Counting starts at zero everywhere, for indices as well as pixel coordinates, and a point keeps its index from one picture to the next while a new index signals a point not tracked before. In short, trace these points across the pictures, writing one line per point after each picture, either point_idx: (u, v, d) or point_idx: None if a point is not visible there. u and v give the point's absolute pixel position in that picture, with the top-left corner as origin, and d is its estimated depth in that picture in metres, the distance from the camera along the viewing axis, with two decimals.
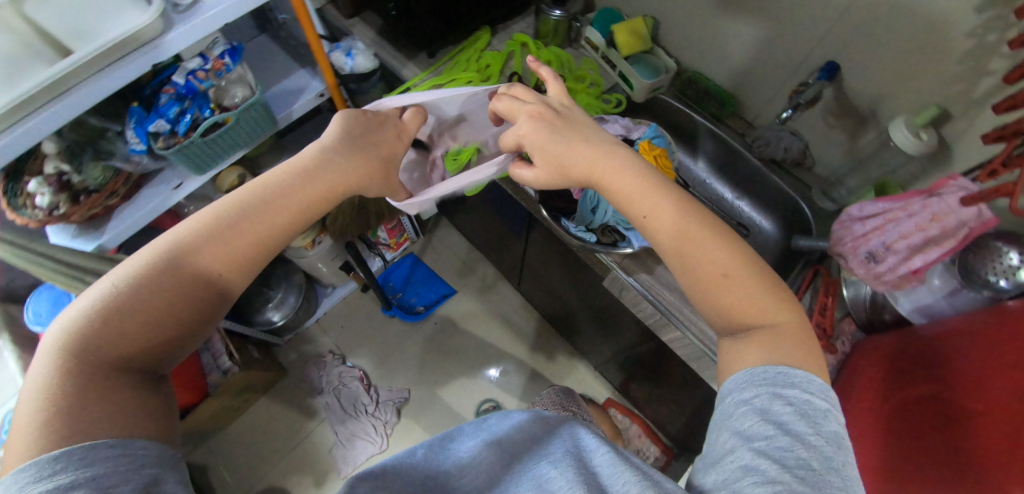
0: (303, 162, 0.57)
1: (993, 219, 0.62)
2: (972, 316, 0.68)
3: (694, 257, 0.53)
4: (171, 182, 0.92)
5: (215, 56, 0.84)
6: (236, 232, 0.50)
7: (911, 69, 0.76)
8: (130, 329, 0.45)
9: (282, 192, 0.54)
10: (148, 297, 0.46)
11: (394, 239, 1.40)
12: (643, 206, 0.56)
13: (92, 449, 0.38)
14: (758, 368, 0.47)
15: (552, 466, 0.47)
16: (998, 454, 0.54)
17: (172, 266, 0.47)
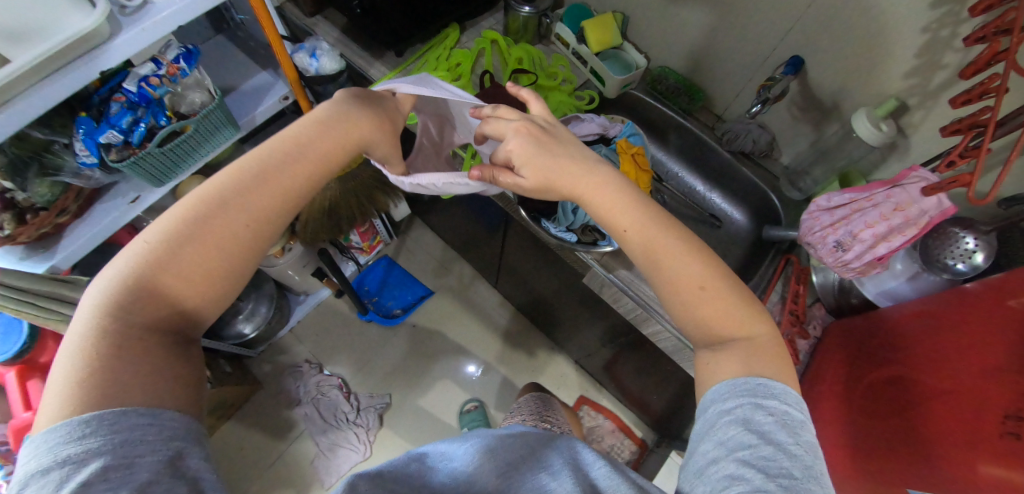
0: (302, 130, 0.56)
1: (952, 208, 0.65)
2: (933, 298, 0.71)
3: (676, 264, 0.54)
4: (126, 195, 0.87)
5: (169, 61, 0.80)
6: (258, 189, 0.51)
7: (871, 63, 0.79)
8: (162, 287, 0.47)
9: (284, 161, 0.53)
10: (164, 272, 0.47)
11: (367, 243, 1.37)
12: (625, 219, 0.57)
13: (122, 416, 0.40)
14: (739, 379, 0.48)
15: (552, 477, 0.49)
16: (960, 423, 0.58)
17: (182, 240, 0.48)
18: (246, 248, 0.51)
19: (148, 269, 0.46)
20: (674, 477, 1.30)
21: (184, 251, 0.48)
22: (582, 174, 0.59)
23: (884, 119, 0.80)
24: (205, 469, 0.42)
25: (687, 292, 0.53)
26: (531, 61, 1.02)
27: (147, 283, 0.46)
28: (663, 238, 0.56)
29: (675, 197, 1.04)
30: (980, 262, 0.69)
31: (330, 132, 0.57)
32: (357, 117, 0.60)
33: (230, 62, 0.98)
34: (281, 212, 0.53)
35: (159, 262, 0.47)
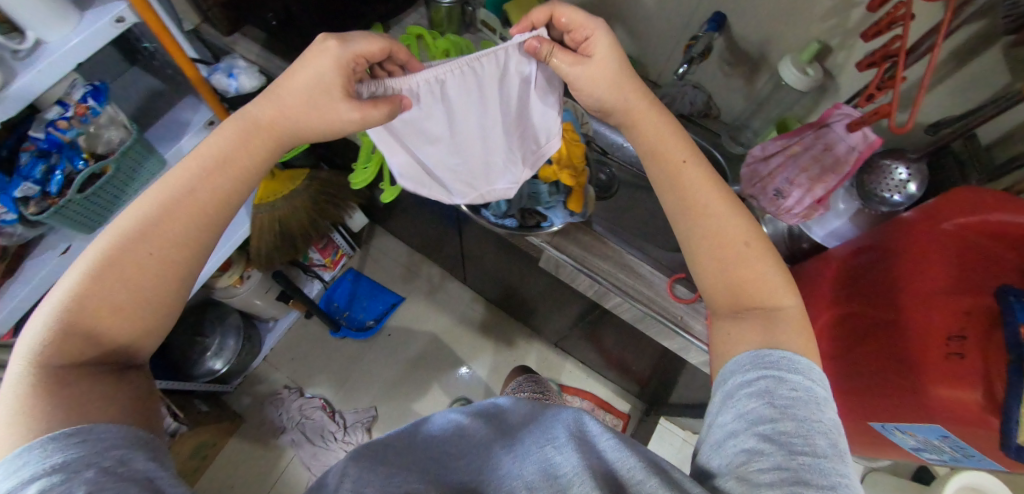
0: (224, 140, 0.52)
1: (878, 140, 0.66)
2: (876, 230, 0.71)
3: (694, 219, 0.55)
4: (57, 247, 0.83)
5: (76, 101, 0.77)
6: (183, 204, 0.48)
7: (789, 9, 0.79)
8: (101, 314, 0.44)
9: (203, 179, 0.49)
10: (89, 313, 0.43)
11: (329, 258, 1.34)
12: (683, 149, 0.58)
13: (55, 440, 0.37)
14: (760, 352, 0.48)
15: (557, 451, 0.46)
16: (910, 353, 0.58)
17: (105, 275, 0.44)
18: (168, 272, 0.47)
19: (72, 313, 0.43)
20: (665, 443, 1.32)
21: (120, 279, 0.44)
22: (617, 75, 0.58)
23: (810, 64, 0.81)
24: (153, 468, 0.39)
25: (734, 248, 0.54)
26: (458, 51, 0.99)
27: (69, 327, 0.43)
28: (696, 188, 0.56)
29: (622, 168, 1.04)
30: (914, 191, 0.71)
31: (254, 142, 0.52)
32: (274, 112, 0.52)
33: (148, 94, 0.94)
34: (204, 229, 0.49)
35: (82, 303, 0.43)
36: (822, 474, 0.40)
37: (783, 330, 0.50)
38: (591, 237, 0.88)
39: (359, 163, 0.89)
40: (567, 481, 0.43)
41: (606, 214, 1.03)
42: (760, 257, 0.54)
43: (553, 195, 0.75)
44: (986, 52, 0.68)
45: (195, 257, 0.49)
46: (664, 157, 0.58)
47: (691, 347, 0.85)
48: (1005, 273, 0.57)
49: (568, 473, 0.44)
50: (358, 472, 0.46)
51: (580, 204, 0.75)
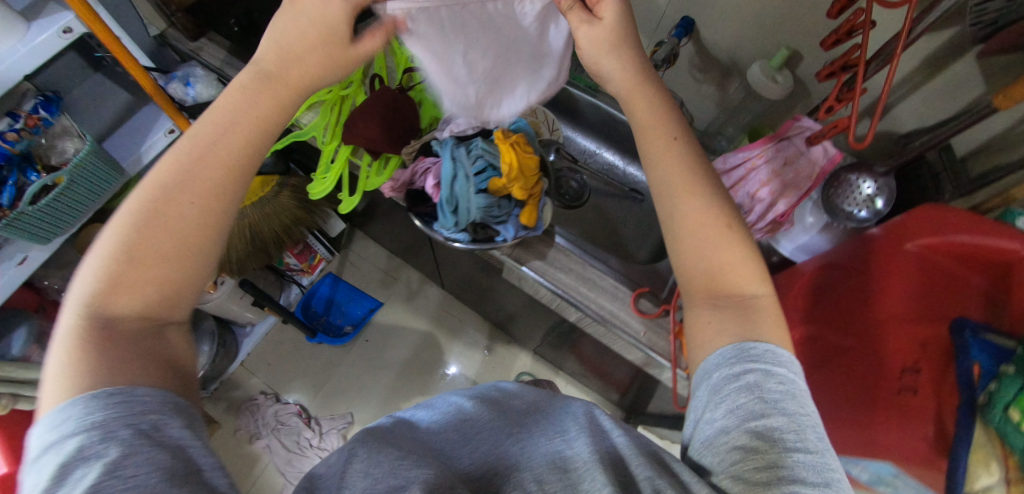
0: (232, 102, 0.46)
1: (838, 157, 0.65)
2: (841, 246, 0.66)
3: (684, 197, 0.50)
4: (13, 258, 0.82)
5: (27, 113, 0.76)
6: (201, 166, 0.44)
7: (757, 14, 0.76)
8: (138, 281, 0.41)
9: (221, 139, 0.45)
10: (124, 293, 0.41)
11: (306, 263, 1.32)
12: (670, 128, 0.52)
13: (96, 398, 0.36)
14: (742, 346, 0.45)
15: (568, 444, 0.44)
16: (874, 379, 0.55)
17: (137, 254, 0.42)
18: (198, 239, 0.43)
19: (106, 296, 0.41)
20: None
21: (154, 241, 0.42)
22: (626, 52, 0.53)
23: (780, 70, 0.77)
24: (186, 435, 0.38)
25: (715, 230, 0.49)
26: None
27: (105, 312, 0.40)
28: (674, 175, 0.51)
29: (593, 176, 1.01)
30: (880, 207, 0.67)
31: (260, 101, 0.47)
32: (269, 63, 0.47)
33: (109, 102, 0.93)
34: (227, 195, 0.45)
35: (120, 284, 0.41)
36: (820, 472, 0.38)
37: (742, 330, 0.46)
38: (553, 248, 0.85)
39: (318, 172, 0.89)
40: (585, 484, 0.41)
41: (575, 222, 1.00)
42: (732, 242, 0.49)
43: (508, 208, 0.73)
44: (954, 65, 0.65)
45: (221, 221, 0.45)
46: (652, 128, 0.53)
47: (654, 362, 0.83)
48: (967, 301, 0.54)
49: (583, 470, 0.41)
50: (368, 452, 0.41)
51: (533, 217, 0.73)
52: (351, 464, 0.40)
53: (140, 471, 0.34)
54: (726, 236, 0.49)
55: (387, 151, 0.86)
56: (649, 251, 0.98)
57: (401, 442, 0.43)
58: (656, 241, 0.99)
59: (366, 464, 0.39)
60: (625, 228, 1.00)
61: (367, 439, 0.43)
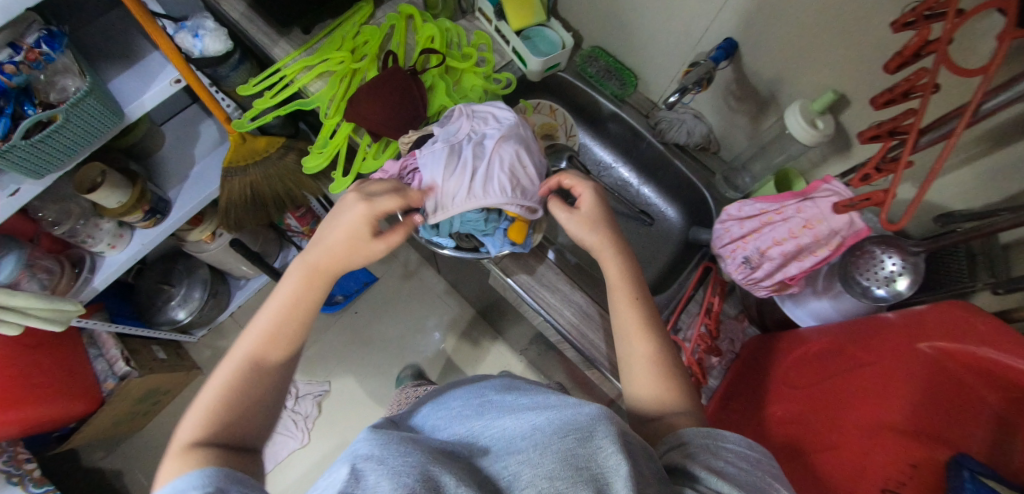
0: (295, 282, 0.56)
1: (865, 230, 0.58)
2: (838, 325, 0.63)
3: (634, 343, 0.57)
4: (6, 188, 0.81)
5: (28, 46, 0.74)
6: (285, 314, 0.54)
7: (807, 47, 0.68)
8: (234, 407, 0.48)
9: (288, 313, 0.54)
10: (224, 426, 0.47)
11: (307, 227, 1.30)
12: (632, 287, 0.60)
13: (186, 476, 0.39)
14: (698, 426, 0.47)
15: (585, 443, 0.39)
16: (860, 475, 0.49)
17: (240, 391, 0.49)
18: (277, 386, 0.51)
19: (205, 431, 0.46)
20: None
21: (250, 376, 0.50)
22: (612, 236, 0.62)
23: (822, 115, 0.70)
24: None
25: (648, 369, 0.55)
26: (446, 39, 0.90)
27: (208, 440, 0.45)
28: (629, 324, 0.58)
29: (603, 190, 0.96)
30: (903, 289, 0.60)
31: (315, 281, 0.57)
32: (320, 256, 0.57)
33: (123, 39, 0.91)
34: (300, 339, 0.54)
35: (220, 421, 0.47)
36: None
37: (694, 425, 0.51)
38: (543, 264, 0.81)
39: (314, 146, 0.86)
40: (604, 482, 0.37)
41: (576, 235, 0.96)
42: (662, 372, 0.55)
43: (494, 223, 0.68)
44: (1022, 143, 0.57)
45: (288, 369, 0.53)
46: (616, 292, 0.60)
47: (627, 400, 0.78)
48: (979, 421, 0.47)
49: (608, 467, 0.38)
50: (376, 449, 0.39)
51: (520, 235, 0.70)
52: (356, 466, 0.37)
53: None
54: (666, 370, 0.55)
55: (387, 136, 0.82)
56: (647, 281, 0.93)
57: (414, 442, 0.42)
58: (656, 272, 0.93)
59: (370, 462, 0.37)
60: None
61: (378, 435, 0.41)
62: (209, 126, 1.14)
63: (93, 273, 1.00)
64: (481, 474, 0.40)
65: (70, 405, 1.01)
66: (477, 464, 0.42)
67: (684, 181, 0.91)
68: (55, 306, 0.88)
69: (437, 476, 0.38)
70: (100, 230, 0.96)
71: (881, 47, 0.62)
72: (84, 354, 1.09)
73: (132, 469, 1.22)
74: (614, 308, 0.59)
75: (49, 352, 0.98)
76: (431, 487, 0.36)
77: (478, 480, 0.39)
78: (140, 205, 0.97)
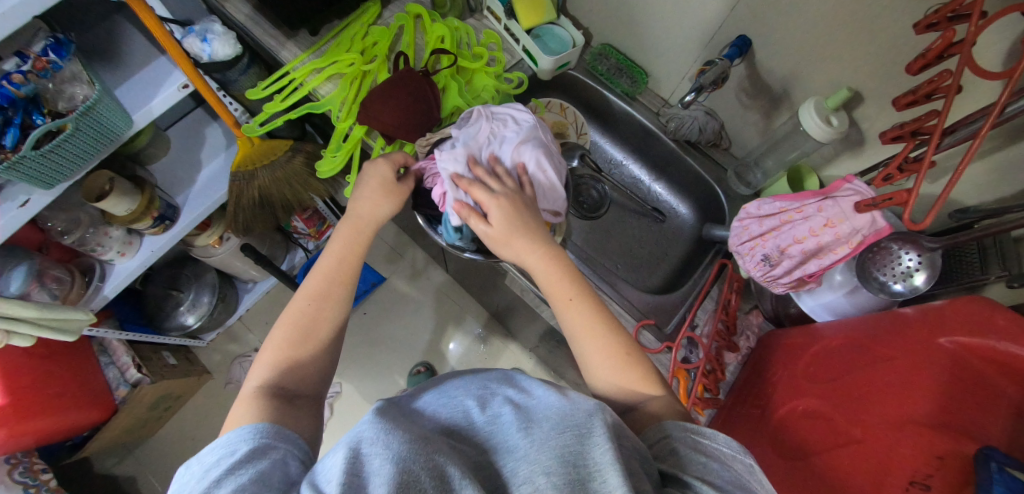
0: (343, 234, 0.62)
1: (886, 228, 0.58)
2: (863, 319, 0.64)
3: (585, 342, 0.55)
4: (16, 199, 0.80)
5: (36, 55, 0.72)
6: (331, 275, 0.58)
7: (822, 45, 0.69)
8: (290, 358, 0.53)
9: (340, 260, 0.60)
10: (291, 369, 0.52)
11: (314, 229, 1.29)
12: (568, 285, 0.57)
13: (234, 432, 0.43)
14: (680, 421, 0.48)
15: (584, 443, 0.41)
16: (880, 467, 0.51)
17: (295, 345, 0.53)
18: (336, 324, 0.56)
19: (277, 372, 0.51)
20: None
21: (303, 331, 0.54)
22: (538, 246, 0.59)
23: (835, 112, 0.70)
24: (288, 457, 0.43)
25: (619, 358, 0.54)
26: (456, 39, 0.90)
27: (276, 384, 0.50)
28: (574, 324, 0.56)
29: (615, 188, 0.97)
30: (920, 284, 0.61)
31: (359, 233, 0.63)
32: (359, 213, 0.64)
33: (126, 44, 0.90)
34: (343, 302, 0.57)
35: (286, 365, 0.52)
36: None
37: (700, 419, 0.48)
38: None
39: (328, 150, 0.86)
40: (598, 482, 0.39)
41: (589, 234, 0.96)
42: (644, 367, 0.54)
43: None
44: None
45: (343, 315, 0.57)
46: (555, 294, 0.58)
47: None
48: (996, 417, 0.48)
49: (602, 466, 0.40)
50: (378, 433, 0.41)
51: None
52: (358, 450, 0.40)
53: (246, 473, 0.40)
54: None
55: (402, 139, 0.81)
56: (660, 278, 0.94)
57: (413, 426, 0.43)
58: (669, 269, 0.94)
59: (374, 446, 0.40)
60: (638, 249, 0.96)
61: (380, 419, 0.42)
62: (214, 129, 1.13)
63: (103, 281, 0.99)
64: (485, 471, 0.43)
65: (84, 414, 1.00)
66: (483, 452, 0.44)
67: (696, 178, 0.92)
68: (68, 316, 0.87)
69: (441, 465, 0.39)
70: (109, 238, 0.95)
71: (898, 45, 0.62)
72: (95, 362, 1.08)
73: (145, 475, 1.22)
74: (561, 311, 0.57)
75: (60, 363, 0.97)
76: (442, 486, 0.38)
77: (478, 477, 0.42)
78: (149, 211, 0.96)
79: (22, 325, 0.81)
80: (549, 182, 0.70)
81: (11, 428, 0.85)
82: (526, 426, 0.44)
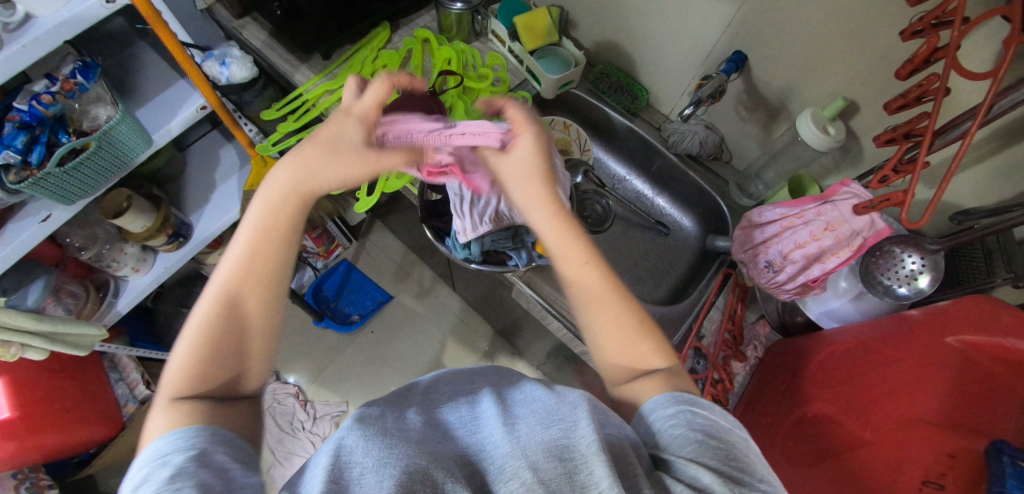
0: (267, 209, 0.47)
1: (886, 230, 0.60)
2: (877, 322, 0.62)
3: (596, 309, 0.52)
4: (37, 214, 0.83)
5: (64, 77, 0.76)
6: (252, 262, 0.46)
7: (815, 57, 0.71)
8: (209, 367, 0.44)
9: (257, 244, 0.47)
10: (207, 378, 0.43)
11: (323, 248, 1.31)
12: (582, 250, 0.53)
13: (166, 441, 0.38)
14: (674, 392, 0.46)
15: (571, 435, 0.42)
16: (889, 468, 0.51)
17: (215, 349, 0.44)
18: (265, 323, 0.46)
19: (183, 385, 0.43)
20: None
21: (221, 333, 0.45)
22: (536, 189, 0.53)
23: (832, 121, 0.72)
24: (231, 461, 0.38)
25: (628, 330, 0.51)
26: (462, 61, 0.94)
27: (195, 393, 0.42)
28: (587, 291, 0.52)
29: (619, 203, 0.99)
30: (925, 286, 0.62)
31: (283, 204, 0.48)
32: (287, 176, 0.48)
33: (149, 70, 0.95)
34: (276, 297, 0.47)
35: (210, 369, 0.44)
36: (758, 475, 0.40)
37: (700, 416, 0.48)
38: None
39: None
40: (585, 476, 0.39)
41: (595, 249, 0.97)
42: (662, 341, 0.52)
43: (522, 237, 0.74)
44: None
45: (268, 314, 0.47)
46: (565, 258, 0.53)
47: None
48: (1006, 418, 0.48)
49: (590, 457, 0.40)
50: (359, 440, 0.42)
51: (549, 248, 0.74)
52: (340, 456, 0.41)
53: (184, 486, 0.34)
54: None
55: None
56: (666, 290, 0.94)
57: (399, 429, 0.44)
58: (674, 281, 0.95)
59: (354, 455, 0.41)
60: (643, 262, 0.96)
61: (363, 428, 0.43)
62: (228, 151, 1.17)
63: (117, 296, 1.01)
64: (472, 468, 0.43)
65: (91, 430, 1.00)
66: (465, 449, 0.45)
67: (698, 191, 0.93)
68: (82, 330, 0.89)
69: (426, 470, 0.40)
70: (125, 254, 0.97)
71: (889, 54, 0.64)
72: (105, 378, 1.09)
73: None
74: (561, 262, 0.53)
75: (70, 377, 0.98)
76: (427, 486, 0.39)
77: (464, 473, 0.42)
78: (163, 228, 0.99)
79: (33, 339, 0.81)
80: None
81: (21, 442, 0.86)
82: (512, 419, 0.45)
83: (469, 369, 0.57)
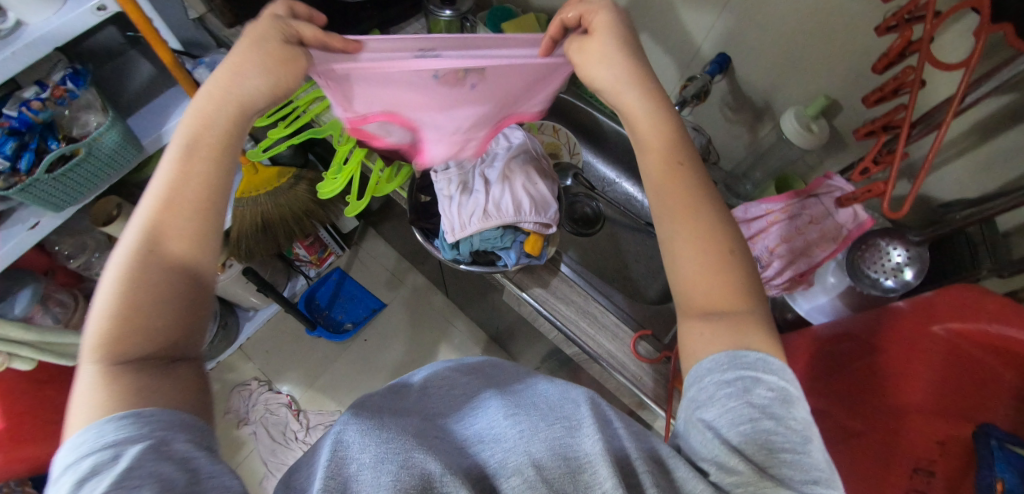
0: (184, 134, 0.46)
1: (868, 221, 0.64)
2: (860, 316, 0.60)
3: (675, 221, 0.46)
4: (26, 221, 0.82)
5: (54, 84, 0.77)
6: (180, 195, 0.43)
7: (797, 58, 0.73)
8: (141, 318, 0.40)
9: (183, 173, 0.44)
10: (136, 331, 0.40)
11: (315, 256, 1.30)
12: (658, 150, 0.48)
13: (113, 422, 0.35)
14: (737, 352, 0.41)
15: (574, 435, 0.41)
16: (895, 457, 0.51)
17: (142, 295, 0.40)
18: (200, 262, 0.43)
19: (114, 341, 0.39)
20: None
21: (151, 278, 0.41)
22: (625, 62, 0.50)
23: (816, 119, 0.73)
24: (193, 449, 0.36)
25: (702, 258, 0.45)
26: None
27: (129, 356, 0.39)
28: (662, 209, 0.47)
29: (609, 204, 0.99)
30: (909, 279, 0.62)
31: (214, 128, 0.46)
32: (211, 98, 0.47)
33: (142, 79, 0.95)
34: (210, 234, 0.44)
35: (144, 323, 0.40)
36: (805, 470, 0.36)
37: None
38: (557, 276, 0.82)
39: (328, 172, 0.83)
40: (589, 475, 0.39)
41: (583, 251, 0.98)
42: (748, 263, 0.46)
43: (511, 236, 0.72)
44: (1006, 134, 0.60)
45: (205, 254, 0.44)
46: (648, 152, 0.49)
47: (644, 407, 0.78)
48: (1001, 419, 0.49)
49: (592, 456, 0.39)
50: (356, 434, 0.41)
51: (537, 247, 0.72)
52: (340, 449, 0.40)
53: (144, 483, 0.32)
54: None
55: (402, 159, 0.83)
56: (657, 289, 0.94)
57: (393, 422, 0.44)
58: (665, 282, 0.95)
59: (352, 447, 0.40)
60: (635, 263, 0.97)
61: (360, 421, 0.42)
62: None
63: None
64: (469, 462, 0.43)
65: None
66: (464, 444, 0.45)
67: None
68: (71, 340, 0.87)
69: (423, 464, 0.39)
70: None
71: (868, 53, 0.66)
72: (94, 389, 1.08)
73: None
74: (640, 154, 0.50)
75: (59, 388, 0.97)
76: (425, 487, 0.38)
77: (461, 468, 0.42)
78: None
79: (22, 348, 0.80)
80: (540, 194, 0.74)
81: (8, 455, 0.84)
82: (515, 415, 0.44)
83: (465, 362, 0.58)
